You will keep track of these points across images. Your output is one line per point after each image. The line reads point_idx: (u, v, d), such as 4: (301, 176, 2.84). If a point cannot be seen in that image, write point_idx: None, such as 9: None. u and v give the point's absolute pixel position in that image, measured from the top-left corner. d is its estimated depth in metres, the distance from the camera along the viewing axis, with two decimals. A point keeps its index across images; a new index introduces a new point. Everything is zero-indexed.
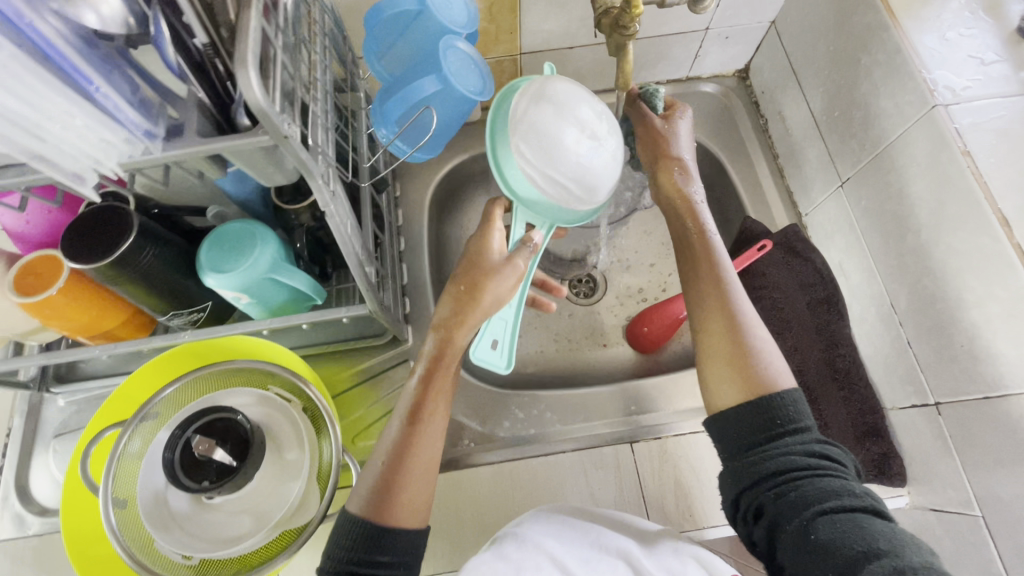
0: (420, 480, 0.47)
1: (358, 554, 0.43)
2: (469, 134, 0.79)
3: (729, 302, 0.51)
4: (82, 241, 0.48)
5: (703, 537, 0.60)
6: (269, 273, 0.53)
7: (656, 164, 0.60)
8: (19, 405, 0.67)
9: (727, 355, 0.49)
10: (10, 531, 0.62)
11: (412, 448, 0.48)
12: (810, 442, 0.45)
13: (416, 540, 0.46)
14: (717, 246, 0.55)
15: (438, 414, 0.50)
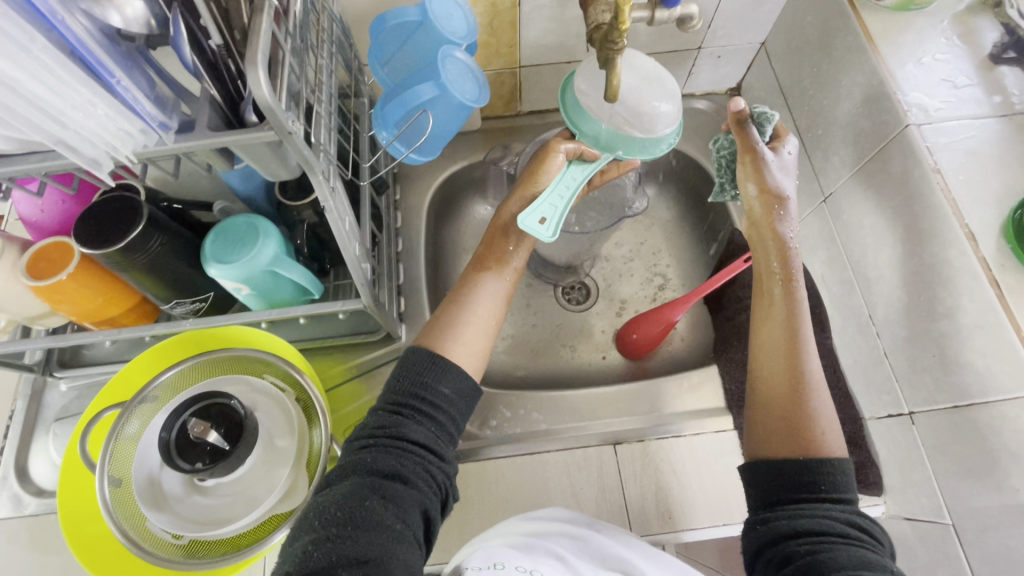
0: (479, 332, 0.54)
1: (422, 377, 0.48)
2: (469, 142, 0.82)
3: (800, 356, 0.53)
4: (95, 226, 0.51)
5: (678, 540, 0.61)
6: (269, 265, 0.56)
7: (755, 185, 0.59)
8: (22, 388, 0.69)
9: (784, 409, 0.51)
10: (7, 510, 0.63)
11: (475, 298, 0.55)
12: (847, 511, 0.45)
13: (467, 391, 0.50)
14: (801, 303, 0.55)
15: (501, 285, 0.57)
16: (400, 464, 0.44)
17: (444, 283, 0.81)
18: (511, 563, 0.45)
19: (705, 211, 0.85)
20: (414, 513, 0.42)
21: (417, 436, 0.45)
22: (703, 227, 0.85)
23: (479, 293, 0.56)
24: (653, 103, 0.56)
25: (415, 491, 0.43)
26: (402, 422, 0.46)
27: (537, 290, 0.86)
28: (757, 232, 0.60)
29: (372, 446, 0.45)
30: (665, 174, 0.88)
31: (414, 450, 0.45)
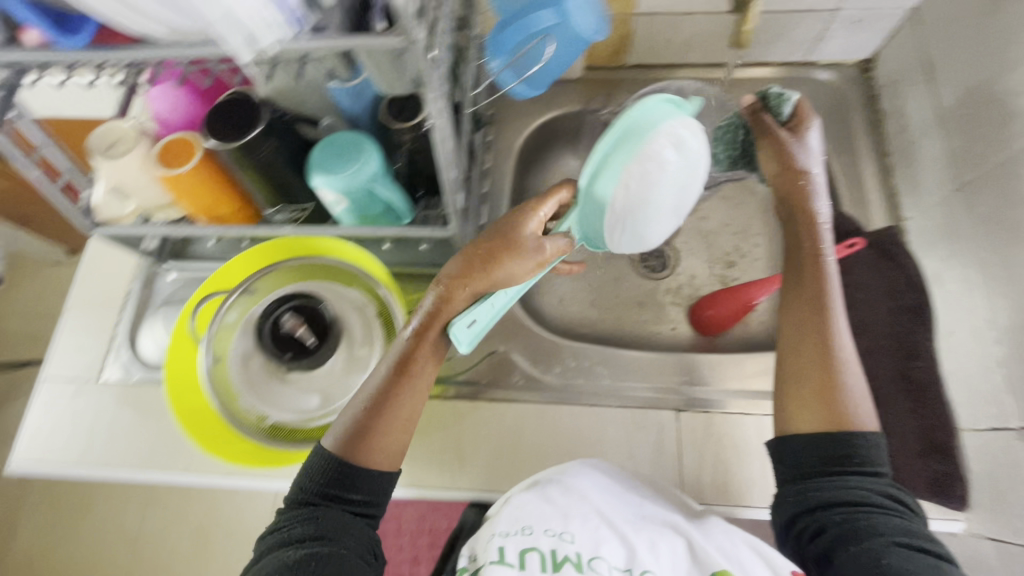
0: (395, 431, 0.50)
1: (328, 487, 0.48)
2: (567, 91, 0.80)
3: (830, 336, 0.55)
4: (218, 124, 0.54)
5: (740, 514, 0.60)
6: (367, 183, 0.57)
7: (777, 165, 0.61)
8: (138, 273, 0.76)
9: (815, 382, 0.54)
10: (119, 376, 0.71)
11: (395, 405, 0.50)
12: (882, 483, 0.51)
13: (388, 475, 0.50)
14: (832, 284, 0.57)
15: (419, 368, 0.52)
16: (326, 526, 0.46)
17: None
18: (539, 526, 0.52)
19: None
20: (362, 551, 0.46)
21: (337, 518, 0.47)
22: None
23: (397, 395, 0.51)
24: (650, 229, 0.58)
25: (349, 538, 0.46)
26: (316, 510, 0.47)
27: (613, 251, 0.85)
28: (792, 215, 0.61)
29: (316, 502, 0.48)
30: None
31: (332, 528, 0.46)
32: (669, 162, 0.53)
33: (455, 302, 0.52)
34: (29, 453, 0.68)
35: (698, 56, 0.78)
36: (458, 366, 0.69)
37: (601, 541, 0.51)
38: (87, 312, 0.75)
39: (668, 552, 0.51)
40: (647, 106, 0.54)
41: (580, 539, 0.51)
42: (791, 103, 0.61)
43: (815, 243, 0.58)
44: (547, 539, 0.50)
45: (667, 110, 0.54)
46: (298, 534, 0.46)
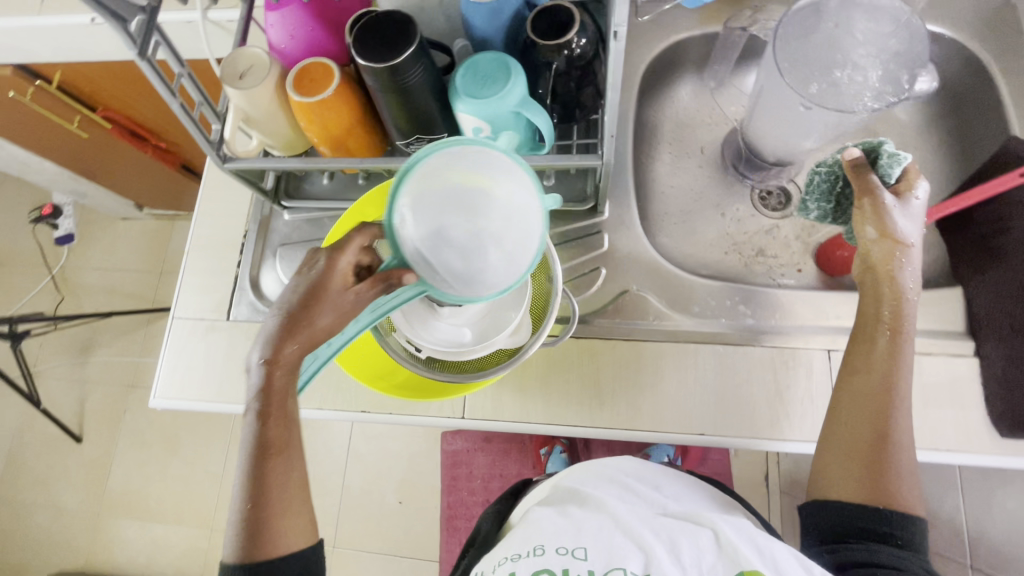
0: (300, 518, 0.45)
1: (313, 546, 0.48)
2: (694, 11, 0.74)
3: (890, 406, 0.51)
4: (368, 41, 0.51)
5: (773, 448, 0.60)
6: (516, 107, 0.54)
7: (874, 227, 0.55)
8: (254, 213, 0.76)
9: (868, 450, 0.51)
10: (246, 315, 0.72)
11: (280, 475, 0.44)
12: (921, 561, 0.47)
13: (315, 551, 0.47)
14: (905, 352, 0.53)
15: (290, 430, 0.45)
16: None
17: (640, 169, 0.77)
18: (551, 545, 0.50)
19: (963, 117, 0.72)
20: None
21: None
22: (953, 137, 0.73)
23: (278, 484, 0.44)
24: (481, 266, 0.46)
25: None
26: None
27: (732, 188, 0.80)
28: (863, 269, 0.56)
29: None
30: None
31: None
32: (506, 247, 0.46)
33: (279, 365, 0.44)
34: (169, 388, 0.70)
35: None
36: (590, 306, 0.66)
37: (616, 550, 0.49)
38: (210, 252, 0.75)
39: (693, 549, 0.49)
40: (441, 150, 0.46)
41: (592, 556, 0.49)
42: (902, 166, 0.57)
43: (896, 289, 0.54)
44: (559, 558, 0.49)
45: (480, 153, 0.47)
46: (241, 551, 0.43)
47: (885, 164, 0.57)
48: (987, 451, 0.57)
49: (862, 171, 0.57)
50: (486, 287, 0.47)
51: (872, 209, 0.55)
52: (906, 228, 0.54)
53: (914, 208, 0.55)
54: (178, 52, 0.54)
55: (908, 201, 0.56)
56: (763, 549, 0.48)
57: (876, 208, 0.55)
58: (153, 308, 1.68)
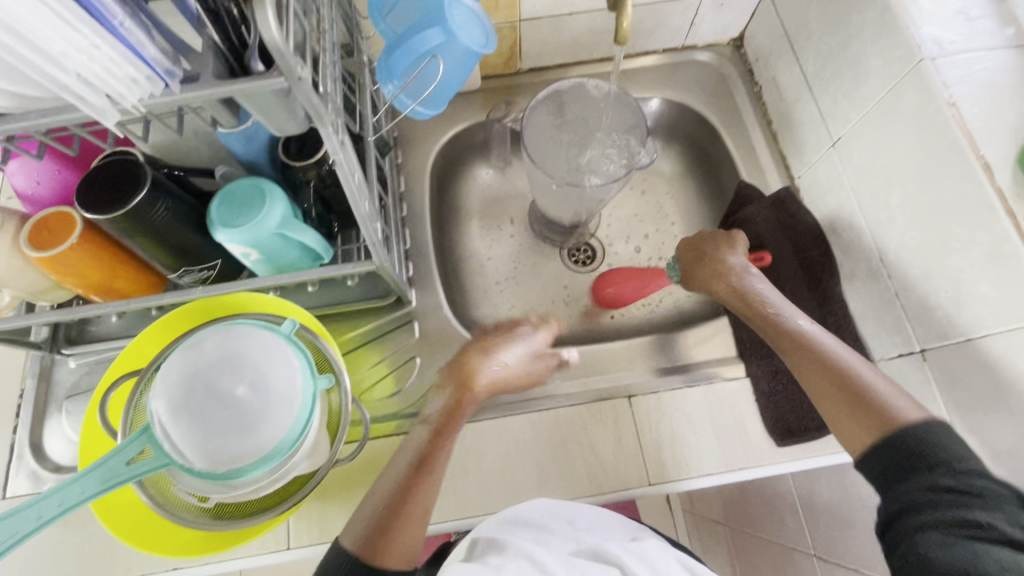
0: (413, 529, 0.52)
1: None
2: (469, 103, 0.81)
3: (829, 358, 0.54)
4: (97, 192, 0.50)
5: (665, 490, 0.62)
6: (279, 229, 0.55)
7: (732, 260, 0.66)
8: (31, 367, 0.68)
9: (839, 405, 0.52)
10: (26, 488, 0.63)
11: (414, 500, 0.52)
12: (986, 498, 0.43)
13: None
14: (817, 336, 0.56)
15: (444, 445, 0.55)
16: None
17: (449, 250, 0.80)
18: None
19: (709, 166, 0.83)
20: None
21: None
22: (709, 182, 0.84)
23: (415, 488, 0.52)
24: (231, 438, 0.47)
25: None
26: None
27: (540, 251, 0.85)
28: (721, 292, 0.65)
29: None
30: (668, 129, 0.86)
31: None
32: (256, 429, 0.48)
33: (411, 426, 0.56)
34: None
35: (587, 52, 0.81)
36: (410, 397, 0.67)
37: None
38: None
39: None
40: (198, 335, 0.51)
41: None
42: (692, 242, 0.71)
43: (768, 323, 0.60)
44: None
45: (254, 333, 0.51)
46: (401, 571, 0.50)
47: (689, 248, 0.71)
48: (773, 462, 0.62)
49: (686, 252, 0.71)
50: (226, 464, 0.47)
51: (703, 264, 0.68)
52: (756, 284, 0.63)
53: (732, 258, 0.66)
54: None
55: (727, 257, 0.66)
56: (647, 557, 0.50)
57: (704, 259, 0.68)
58: None
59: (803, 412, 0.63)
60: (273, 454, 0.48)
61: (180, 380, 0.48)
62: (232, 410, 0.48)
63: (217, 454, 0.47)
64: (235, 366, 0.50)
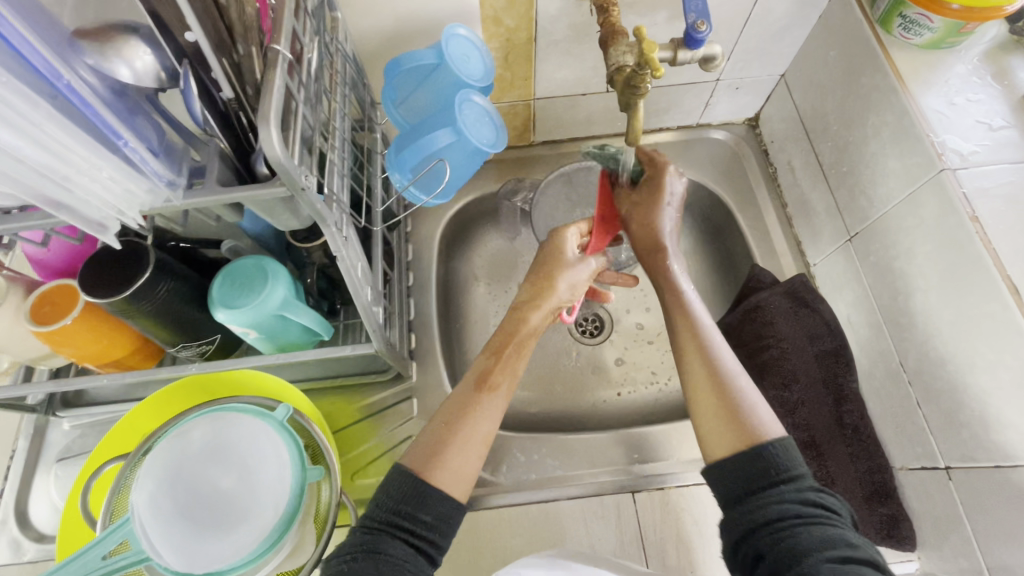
0: (469, 452, 0.49)
1: (402, 504, 0.45)
2: (481, 173, 0.81)
3: (707, 348, 0.52)
4: (100, 274, 0.49)
5: None
6: (279, 310, 0.54)
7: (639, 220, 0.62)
8: (24, 427, 0.67)
9: (714, 398, 0.49)
10: (6, 557, 0.62)
11: (469, 422, 0.50)
12: (801, 488, 0.43)
13: (446, 508, 0.46)
14: (705, 330, 0.53)
15: (506, 371, 0.54)
16: (377, 573, 0.41)
17: (454, 318, 0.79)
18: None
19: (722, 243, 0.81)
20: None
21: (395, 547, 0.43)
22: (720, 259, 0.82)
23: (478, 404, 0.51)
24: (210, 541, 0.45)
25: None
26: (380, 540, 0.43)
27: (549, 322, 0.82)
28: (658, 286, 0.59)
29: (349, 561, 0.42)
30: (680, 203, 0.85)
31: (391, 558, 0.42)
32: (235, 530, 0.46)
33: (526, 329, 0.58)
34: None
35: (601, 127, 0.81)
36: None
37: None
38: None
39: None
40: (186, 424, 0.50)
41: None
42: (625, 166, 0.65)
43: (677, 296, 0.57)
44: None
45: (244, 421, 0.50)
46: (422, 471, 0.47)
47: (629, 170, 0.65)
48: None
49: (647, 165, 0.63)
50: (204, 566, 0.45)
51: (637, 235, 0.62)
52: (681, 282, 0.58)
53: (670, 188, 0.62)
54: None
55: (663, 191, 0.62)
56: None
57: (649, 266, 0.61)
58: None
59: None
60: (250, 559, 0.46)
61: (163, 475, 0.47)
62: (214, 510, 0.46)
63: (192, 558, 0.45)
64: (218, 460, 0.48)
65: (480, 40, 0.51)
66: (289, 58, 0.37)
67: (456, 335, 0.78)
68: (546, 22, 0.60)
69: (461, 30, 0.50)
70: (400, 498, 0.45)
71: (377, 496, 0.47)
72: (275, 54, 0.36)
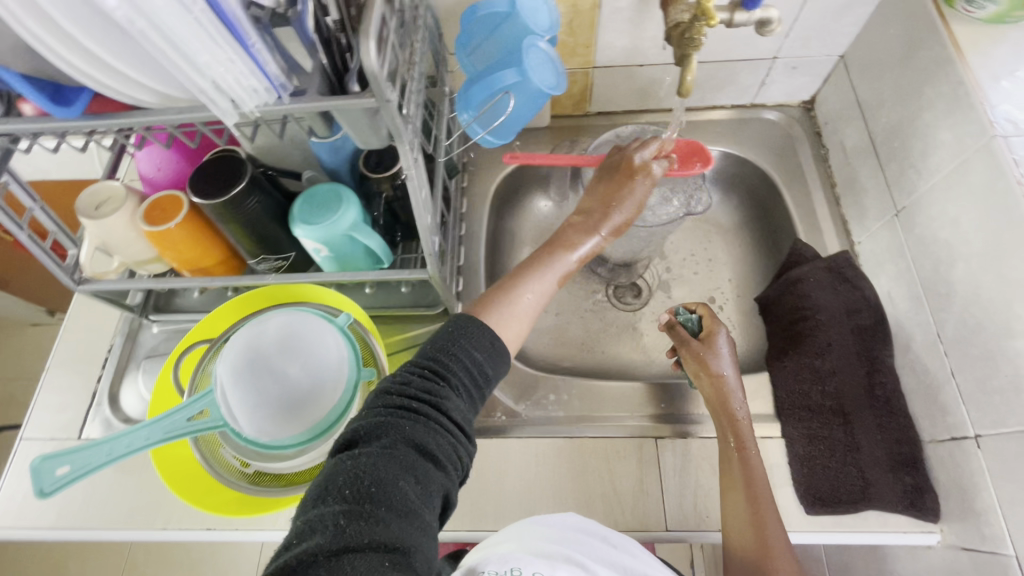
0: (520, 325, 0.54)
1: (472, 351, 0.47)
2: (536, 138, 0.86)
3: (760, 506, 0.56)
4: (206, 181, 0.58)
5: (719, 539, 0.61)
6: (349, 231, 0.60)
7: (701, 371, 0.65)
8: (121, 327, 0.77)
9: (752, 560, 0.54)
10: (98, 433, 0.71)
11: (523, 293, 0.55)
12: None
13: (500, 360, 0.49)
14: (757, 470, 0.58)
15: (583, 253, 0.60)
16: (436, 442, 0.41)
17: (499, 271, 0.84)
18: (526, 568, 0.45)
19: (767, 221, 0.83)
20: (437, 497, 0.39)
21: (456, 407, 0.44)
22: (765, 236, 0.83)
23: (540, 278, 0.57)
24: (277, 417, 0.52)
25: (443, 474, 0.41)
26: (447, 394, 0.44)
27: (589, 284, 0.85)
28: (716, 413, 0.63)
29: (409, 415, 0.41)
30: (726, 180, 0.87)
31: (451, 422, 0.43)
32: (301, 408, 0.52)
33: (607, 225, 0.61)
34: (2, 517, 0.64)
35: (655, 101, 0.84)
36: None
37: None
38: (69, 367, 0.75)
39: None
40: (262, 320, 0.56)
41: None
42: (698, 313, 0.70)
43: (735, 428, 0.61)
44: None
45: (315, 320, 0.57)
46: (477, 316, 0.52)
47: (683, 315, 0.70)
48: (800, 530, 0.59)
49: (675, 328, 0.69)
50: (270, 435, 0.52)
51: (696, 362, 0.65)
52: (748, 437, 0.61)
53: (723, 352, 0.65)
54: (27, 187, 0.58)
55: (716, 351, 0.65)
56: None
57: (707, 380, 0.64)
58: (8, 422, 1.47)
59: (838, 482, 0.60)
60: (307, 438, 0.53)
61: (243, 357, 0.53)
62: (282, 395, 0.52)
63: (258, 426, 0.52)
64: (289, 352, 0.54)
65: None
66: None
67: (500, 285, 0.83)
68: None
69: None
70: (466, 349, 0.47)
71: (446, 349, 0.46)
72: None
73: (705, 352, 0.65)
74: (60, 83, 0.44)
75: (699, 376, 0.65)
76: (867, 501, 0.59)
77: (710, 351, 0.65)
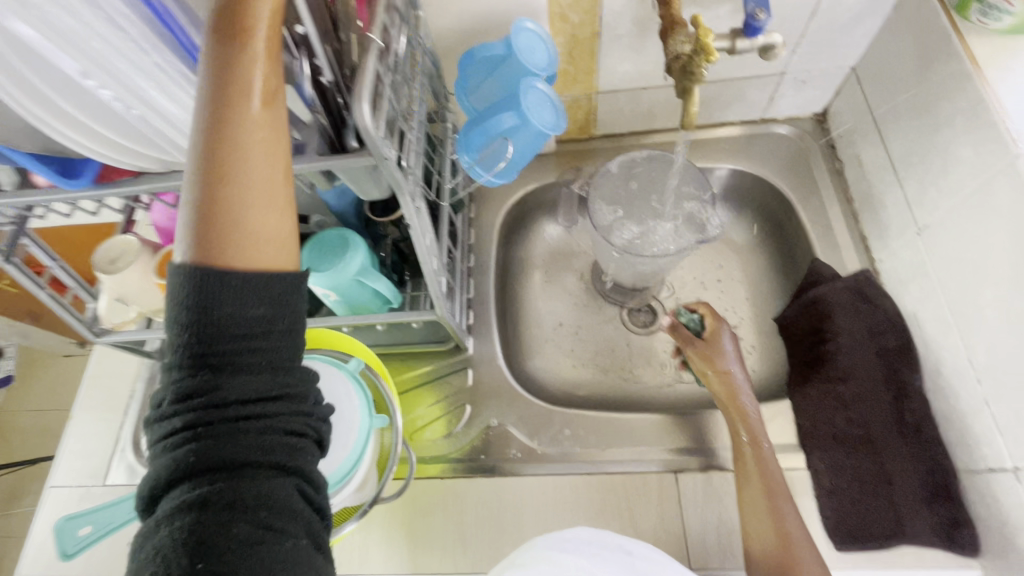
0: (271, 212, 0.35)
1: (223, 320, 0.33)
2: (542, 165, 0.86)
3: (779, 509, 0.55)
4: None
5: None
6: (358, 275, 0.60)
7: (710, 368, 0.66)
8: (142, 372, 0.79)
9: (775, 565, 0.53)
10: (123, 479, 0.72)
11: (242, 166, 0.34)
12: None
13: (278, 297, 0.35)
14: (771, 466, 0.58)
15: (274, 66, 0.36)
16: (238, 445, 0.32)
17: (510, 300, 0.84)
18: None
19: (782, 238, 0.81)
20: (286, 486, 0.34)
21: (246, 388, 0.33)
22: (781, 253, 0.81)
23: (237, 104, 0.34)
24: None
25: (276, 465, 0.34)
26: (217, 386, 0.33)
27: (602, 310, 0.84)
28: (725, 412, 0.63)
29: (194, 440, 0.32)
30: (739, 197, 0.85)
31: (248, 410, 0.33)
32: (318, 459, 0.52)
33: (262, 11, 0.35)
34: (35, 567, 0.66)
35: (661, 121, 0.83)
36: (455, 442, 0.70)
37: None
38: (94, 414, 0.77)
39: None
40: None
41: None
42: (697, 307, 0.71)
43: (751, 429, 0.61)
44: None
45: (328, 369, 0.57)
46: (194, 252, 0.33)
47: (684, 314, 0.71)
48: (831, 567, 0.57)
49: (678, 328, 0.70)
50: None
51: (704, 359, 0.67)
52: (763, 440, 0.60)
53: (727, 349, 0.66)
54: (48, 248, 0.60)
55: (722, 347, 0.66)
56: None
57: (716, 376, 0.65)
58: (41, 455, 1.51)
59: (868, 516, 0.58)
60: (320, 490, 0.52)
61: None
62: None
63: None
64: None
65: (546, 34, 0.55)
66: (380, 46, 0.43)
67: (512, 315, 0.83)
68: (611, 17, 0.64)
69: (529, 25, 0.55)
70: (215, 300, 0.33)
71: (200, 321, 0.33)
72: (370, 42, 0.42)
73: (712, 348, 0.67)
74: (69, 157, 0.45)
75: (709, 377, 0.66)
76: (901, 535, 0.57)
77: (715, 347, 0.67)
